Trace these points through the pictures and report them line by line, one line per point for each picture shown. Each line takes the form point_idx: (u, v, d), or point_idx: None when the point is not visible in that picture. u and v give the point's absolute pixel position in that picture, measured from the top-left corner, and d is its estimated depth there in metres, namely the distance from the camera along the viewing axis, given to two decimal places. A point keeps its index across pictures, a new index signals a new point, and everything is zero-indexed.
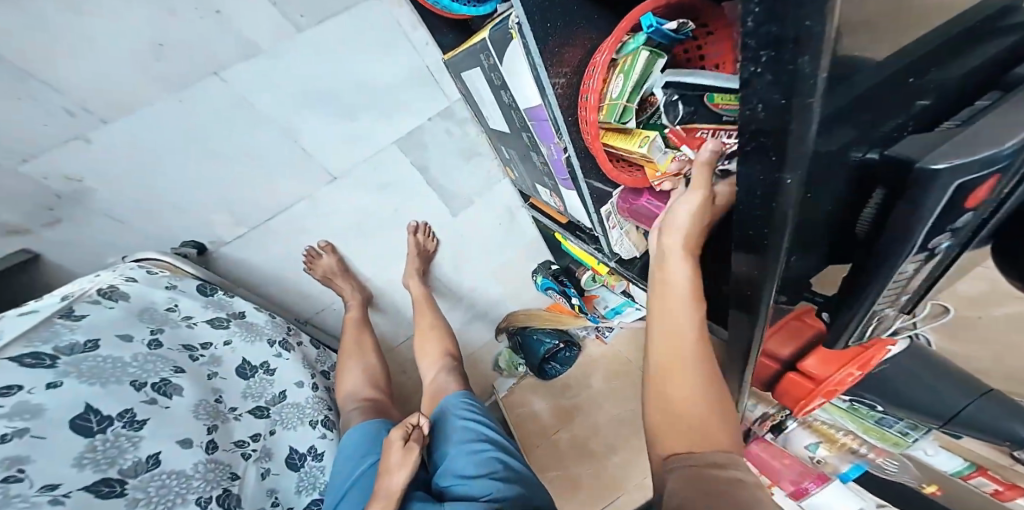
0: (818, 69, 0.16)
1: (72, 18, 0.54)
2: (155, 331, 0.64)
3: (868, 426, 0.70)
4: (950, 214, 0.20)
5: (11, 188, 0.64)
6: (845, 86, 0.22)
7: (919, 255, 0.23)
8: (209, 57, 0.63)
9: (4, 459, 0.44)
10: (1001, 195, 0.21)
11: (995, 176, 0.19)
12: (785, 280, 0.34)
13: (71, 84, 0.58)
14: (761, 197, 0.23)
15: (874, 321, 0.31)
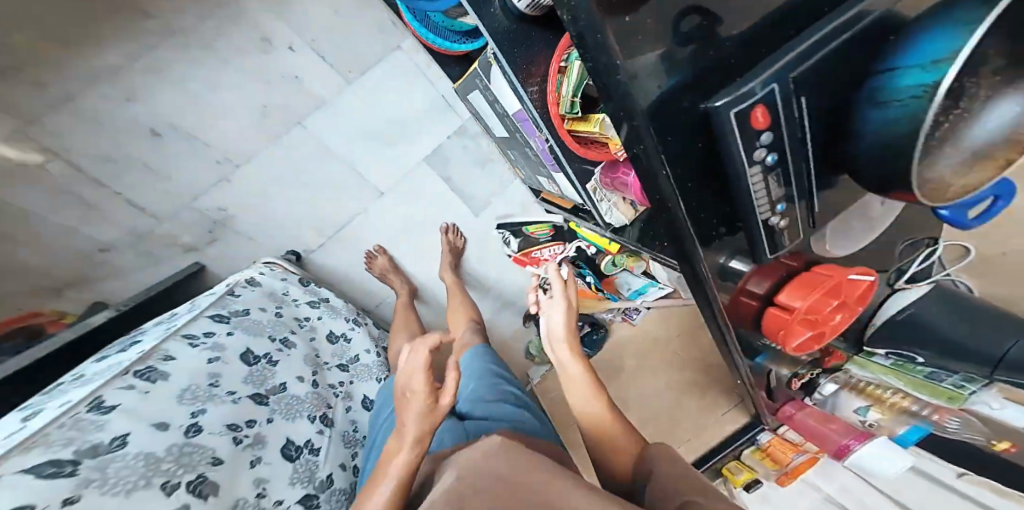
0: (616, 57, 0.29)
1: (211, 94, 0.85)
2: (278, 306, 0.86)
3: (918, 382, 0.72)
4: (751, 135, 0.30)
5: (188, 221, 0.93)
6: (699, 53, 0.30)
7: (756, 168, 0.32)
8: (294, 113, 0.91)
9: (208, 371, 0.64)
10: (791, 119, 0.30)
11: (767, 104, 0.29)
12: (718, 220, 0.39)
13: (221, 141, 0.89)
14: (635, 146, 0.35)
15: (777, 239, 0.39)
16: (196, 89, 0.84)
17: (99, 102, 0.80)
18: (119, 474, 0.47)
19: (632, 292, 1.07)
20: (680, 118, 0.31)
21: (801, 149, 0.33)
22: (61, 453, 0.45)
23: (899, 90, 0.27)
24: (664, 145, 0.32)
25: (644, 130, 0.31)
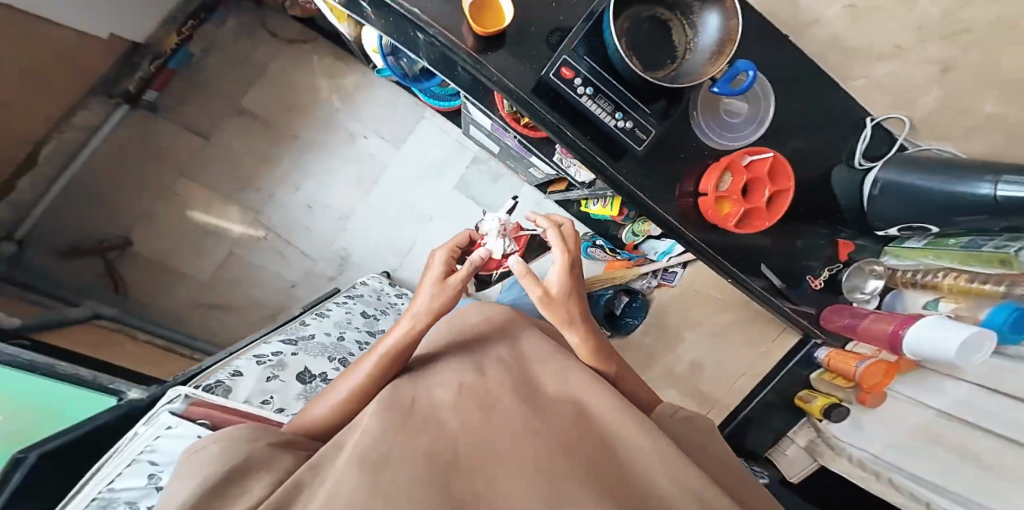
0: (491, 73, 0.60)
1: (332, 170, 1.31)
2: (377, 290, 1.17)
3: (961, 256, 0.64)
4: (567, 81, 0.57)
5: (326, 259, 1.34)
6: (534, 60, 0.61)
7: (586, 97, 0.58)
8: (373, 172, 1.32)
9: (344, 316, 0.93)
10: (584, 68, 0.57)
11: (566, 66, 0.57)
12: (600, 139, 0.63)
13: (339, 200, 1.32)
14: (527, 110, 0.62)
15: (635, 133, 0.61)
16: (319, 173, 1.31)
17: (280, 193, 1.32)
18: (312, 352, 0.75)
19: (659, 253, 1.24)
20: (540, 91, 0.61)
21: (607, 81, 0.58)
22: (290, 337, 0.77)
23: (611, 40, 0.53)
24: (537, 103, 0.61)
25: (522, 100, 0.61)
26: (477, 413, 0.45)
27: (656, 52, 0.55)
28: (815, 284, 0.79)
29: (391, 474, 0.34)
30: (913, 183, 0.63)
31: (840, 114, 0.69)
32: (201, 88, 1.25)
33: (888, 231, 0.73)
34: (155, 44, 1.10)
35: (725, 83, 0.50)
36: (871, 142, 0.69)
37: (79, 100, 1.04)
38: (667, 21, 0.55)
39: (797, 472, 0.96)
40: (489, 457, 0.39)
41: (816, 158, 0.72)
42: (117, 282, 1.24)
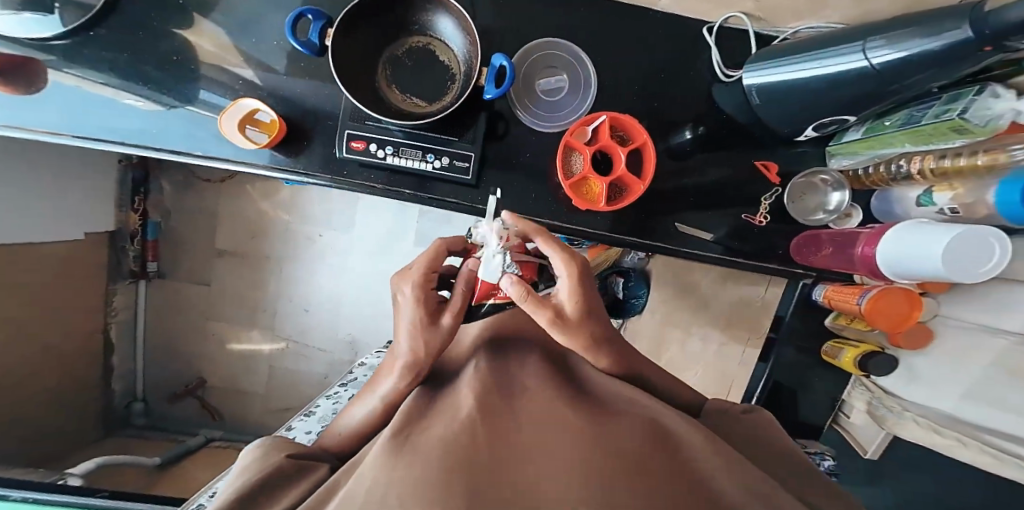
0: (300, 175, 0.59)
1: (303, 272, 1.32)
2: (369, 365, 1.16)
3: (905, 135, 0.44)
4: (364, 149, 0.58)
5: (337, 347, 1.36)
6: (329, 136, 0.60)
7: (391, 155, 0.58)
8: (336, 256, 1.31)
9: (327, 411, 0.97)
10: (374, 133, 0.58)
11: (355, 138, 0.58)
12: (428, 182, 0.61)
13: (319, 294, 1.33)
14: (349, 190, 0.60)
15: (453, 165, 0.60)
16: (298, 275, 1.33)
17: (275, 302, 1.34)
18: None
19: None
20: (356, 168, 0.60)
21: (401, 134, 0.58)
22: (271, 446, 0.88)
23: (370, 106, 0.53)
24: (355, 179, 0.60)
25: (339, 185, 0.60)
26: (497, 398, 0.38)
27: (423, 76, 0.56)
28: (757, 221, 0.65)
29: (420, 476, 0.27)
30: (787, 79, 0.51)
31: (671, 33, 0.64)
32: (180, 243, 1.31)
33: (808, 134, 0.58)
34: (125, 226, 1.21)
35: (491, 85, 0.51)
36: (724, 48, 0.63)
37: (108, 292, 1.21)
38: (425, 46, 0.56)
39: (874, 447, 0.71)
40: (518, 443, 0.31)
41: (679, 83, 0.65)
42: (213, 412, 1.36)
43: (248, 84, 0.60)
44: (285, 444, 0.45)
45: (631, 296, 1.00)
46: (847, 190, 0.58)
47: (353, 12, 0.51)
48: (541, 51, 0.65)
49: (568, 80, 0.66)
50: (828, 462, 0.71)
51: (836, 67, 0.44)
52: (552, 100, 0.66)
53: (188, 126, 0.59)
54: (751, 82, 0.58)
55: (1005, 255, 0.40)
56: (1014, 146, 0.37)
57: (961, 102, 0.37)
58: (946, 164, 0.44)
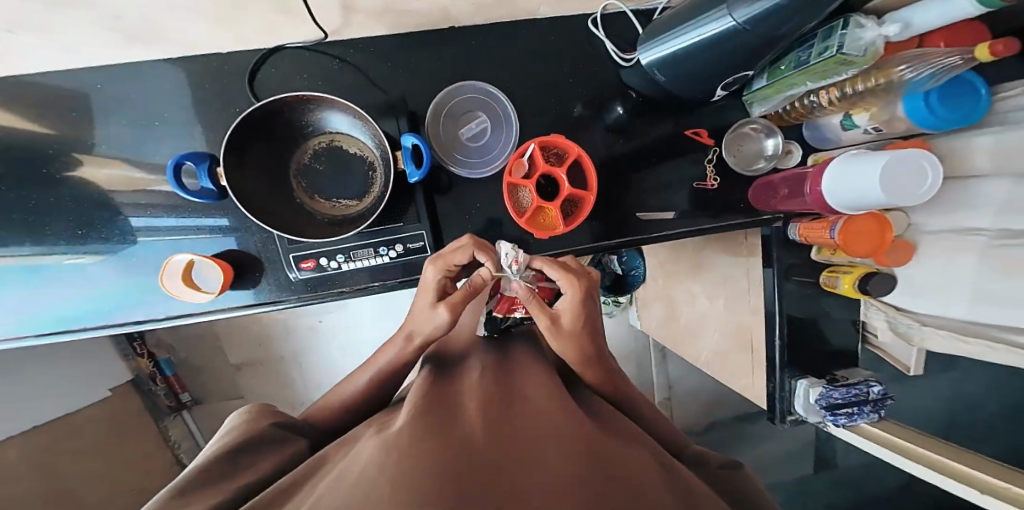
0: (255, 307, 0.59)
1: (321, 355, 1.37)
2: None
3: (811, 71, 0.47)
4: (315, 267, 0.55)
5: None
6: (274, 262, 0.58)
7: (347, 261, 0.55)
8: (346, 331, 1.36)
9: None
10: (319, 251, 0.54)
11: (303, 258, 0.54)
12: (385, 270, 0.60)
13: (343, 370, 1.38)
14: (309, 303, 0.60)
15: (404, 248, 0.59)
16: (317, 359, 1.38)
17: (306, 391, 1.40)
18: None
19: None
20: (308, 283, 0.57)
21: (348, 241, 0.55)
22: None
23: (302, 230, 0.49)
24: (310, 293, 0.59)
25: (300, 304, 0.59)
26: (491, 400, 0.38)
27: (341, 175, 0.51)
28: (710, 184, 0.65)
29: (407, 448, 0.27)
30: (678, 55, 0.53)
31: (559, 39, 0.63)
32: (200, 367, 1.36)
33: (721, 93, 0.59)
34: (140, 372, 1.24)
35: (413, 168, 0.48)
36: (613, 37, 0.62)
37: (162, 429, 1.26)
38: (329, 145, 0.50)
39: (913, 365, 0.64)
40: (507, 433, 0.31)
41: (588, 79, 0.64)
42: None
43: (158, 211, 0.57)
44: (274, 416, 0.46)
45: (629, 269, 1.14)
46: (777, 134, 0.60)
47: (234, 144, 0.42)
48: (458, 94, 0.61)
49: (488, 117, 0.64)
50: (874, 387, 0.68)
51: (713, 39, 0.48)
52: (480, 143, 0.64)
53: (121, 278, 0.57)
54: (651, 64, 0.58)
55: (938, 179, 0.40)
56: (902, 66, 0.42)
57: (838, 39, 0.42)
58: (858, 90, 0.46)
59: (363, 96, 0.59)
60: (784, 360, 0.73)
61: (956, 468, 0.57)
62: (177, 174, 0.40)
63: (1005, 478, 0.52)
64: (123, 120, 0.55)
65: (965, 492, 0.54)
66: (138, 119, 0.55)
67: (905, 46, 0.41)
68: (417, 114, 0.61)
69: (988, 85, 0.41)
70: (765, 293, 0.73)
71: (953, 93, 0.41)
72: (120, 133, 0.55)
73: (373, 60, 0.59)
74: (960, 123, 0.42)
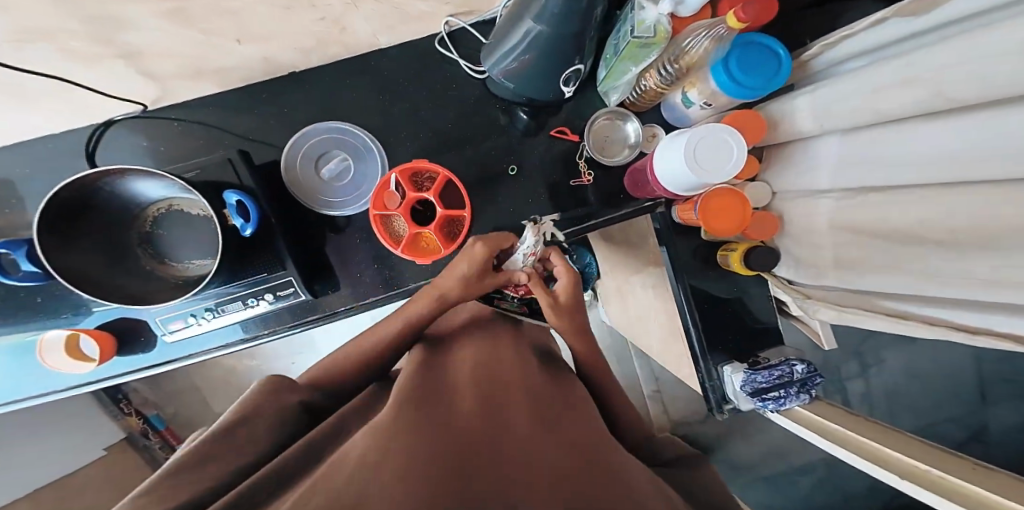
0: (148, 369, 0.60)
1: None
2: None
3: (623, 57, 0.43)
4: (189, 323, 0.56)
5: None
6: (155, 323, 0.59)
7: (219, 316, 0.56)
8: None
9: None
10: (190, 310, 0.55)
11: (175, 316, 0.55)
12: (266, 318, 0.59)
13: None
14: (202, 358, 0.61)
15: (277, 300, 0.57)
16: None
17: None
18: None
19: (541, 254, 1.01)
20: (194, 337, 0.58)
21: (215, 296, 0.55)
22: None
23: (153, 293, 0.49)
24: (198, 348, 0.60)
25: (191, 358, 0.60)
26: (498, 383, 0.35)
27: (188, 233, 0.52)
28: (586, 180, 0.64)
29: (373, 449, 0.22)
30: (511, 62, 0.53)
31: (414, 61, 0.62)
32: None
33: (570, 89, 0.58)
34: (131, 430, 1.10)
35: (243, 222, 0.49)
36: (465, 55, 0.62)
37: None
38: (167, 210, 0.51)
39: (822, 337, 0.60)
40: (526, 426, 0.27)
41: (450, 95, 0.63)
42: None
43: (37, 290, 0.57)
44: (277, 426, 0.34)
45: (583, 267, 1.10)
46: (633, 118, 0.60)
47: (53, 226, 0.41)
48: (317, 134, 0.61)
49: (349, 154, 0.63)
50: (797, 366, 0.64)
51: (531, 41, 0.48)
52: (348, 180, 0.63)
53: (12, 356, 0.58)
54: (496, 73, 0.56)
55: (744, 151, 0.38)
56: (688, 41, 0.40)
57: (630, 23, 0.40)
58: (677, 67, 0.43)
59: (220, 148, 0.59)
60: (703, 347, 0.70)
61: (887, 453, 0.50)
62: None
63: (935, 463, 0.46)
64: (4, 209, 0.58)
65: (893, 482, 0.47)
66: (15, 207, 0.58)
67: (697, 18, 0.39)
68: (279, 159, 0.61)
69: (782, 43, 0.37)
70: (669, 281, 0.71)
71: (745, 56, 0.37)
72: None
73: (225, 114, 0.59)
74: (774, 85, 0.38)
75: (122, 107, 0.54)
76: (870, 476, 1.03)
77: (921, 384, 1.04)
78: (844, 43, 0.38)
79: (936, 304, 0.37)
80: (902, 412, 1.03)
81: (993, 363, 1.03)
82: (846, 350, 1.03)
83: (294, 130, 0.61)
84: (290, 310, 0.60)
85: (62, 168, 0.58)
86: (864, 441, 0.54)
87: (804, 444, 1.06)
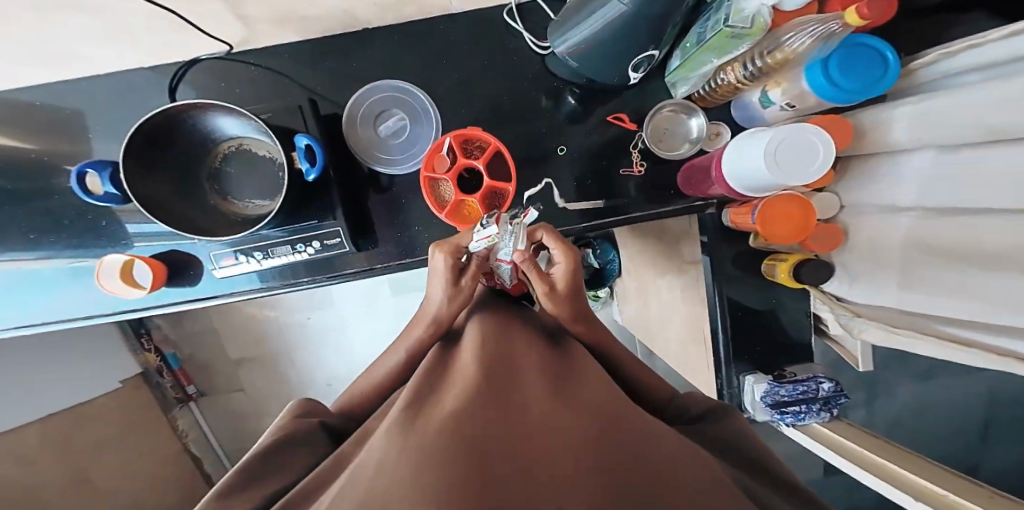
0: (192, 304, 0.62)
1: None
2: None
3: (706, 47, 0.41)
4: (240, 260, 0.58)
5: None
6: (204, 259, 0.60)
7: (267, 258, 0.59)
8: None
9: None
10: (240, 248, 0.57)
11: (226, 254, 0.57)
12: (310, 266, 0.61)
13: None
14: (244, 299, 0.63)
15: (324, 250, 0.59)
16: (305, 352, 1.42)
17: None
18: None
19: None
20: (240, 276, 0.61)
21: (268, 237, 0.57)
22: None
23: (208, 224, 0.54)
24: (242, 288, 0.62)
25: (233, 297, 0.62)
26: (508, 370, 0.35)
27: (250, 172, 0.57)
28: (638, 170, 0.63)
29: (381, 459, 0.23)
30: (582, 39, 0.51)
31: (482, 29, 0.61)
32: None
33: (637, 75, 0.56)
34: (148, 365, 1.12)
35: (309, 166, 0.52)
36: (534, 29, 0.60)
37: (170, 419, 1.13)
38: (238, 148, 0.57)
39: (861, 357, 0.61)
40: (529, 413, 0.27)
41: (512, 68, 0.62)
42: None
43: (105, 214, 0.60)
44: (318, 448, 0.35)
45: (605, 263, 1.11)
46: (699, 113, 0.59)
47: (136, 148, 0.48)
48: (375, 91, 0.61)
49: (407, 114, 0.63)
50: (824, 384, 0.64)
51: (611, 21, 0.46)
52: (403, 139, 0.63)
53: (71, 277, 0.60)
54: (563, 50, 0.55)
55: (828, 154, 0.37)
56: (786, 37, 0.38)
57: (725, 11, 0.37)
58: (768, 62, 0.40)
59: (281, 95, 0.60)
60: (728, 354, 0.70)
61: (902, 475, 0.50)
62: (82, 183, 0.51)
63: (950, 487, 0.45)
64: (68, 131, 0.58)
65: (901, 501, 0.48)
66: (79, 128, 0.59)
67: (802, 13, 0.37)
68: (337, 113, 0.61)
69: (892, 48, 0.36)
70: (705, 284, 0.71)
71: (852, 58, 0.36)
72: (60, 147, 0.59)
73: (292, 63, 0.59)
74: (875, 92, 0.36)
75: (209, 47, 0.55)
76: (867, 500, 1.03)
77: (933, 415, 1.03)
78: (956, 57, 0.37)
79: (1004, 335, 0.36)
80: (909, 443, 1.03)
81: (1011, 408, 1.01)
82: (862, 375, 1.02)
83: (355, 85, 0.61)
84: (333, 261, 0.61)
85: (130, 99, 0.59)
86: (877, 459, 0.54)
87: (806, 461, 1.06)
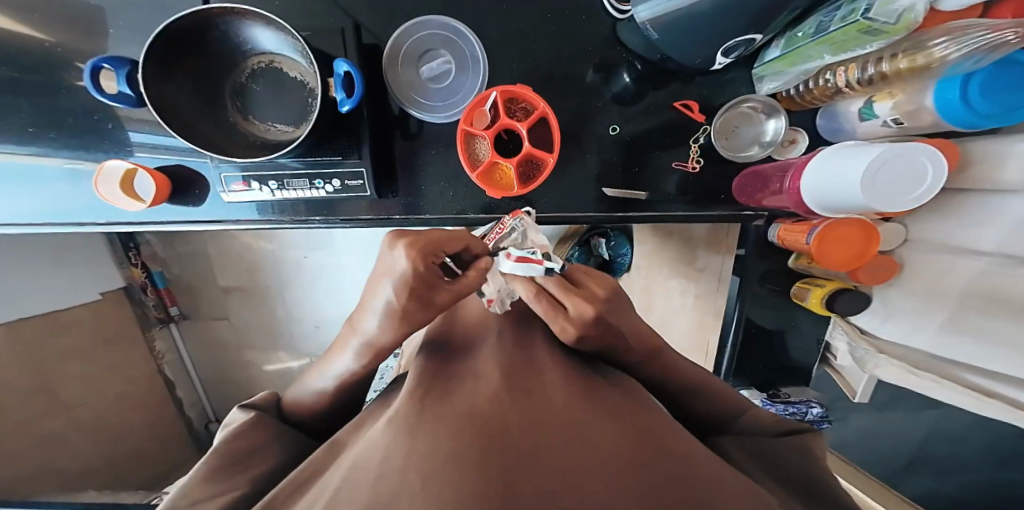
0: (192, 226, 0.57)
1: None
2: None
3: (827, 39, 0.37)
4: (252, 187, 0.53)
5: None
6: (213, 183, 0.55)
7: (281, 189, 0.54)
8: None
9: None
10: (253, 173, 0.52)
11: (237, 178, 0.52)
12: (322, 204, 0.57)
13: None
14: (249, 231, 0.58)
15: (342, 190, 0.55)
16: None
17: None
18: None
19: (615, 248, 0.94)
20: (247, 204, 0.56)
21: (286, 167, 0.52)
22: None
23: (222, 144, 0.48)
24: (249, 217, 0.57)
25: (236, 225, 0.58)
26: (532, 371, 0.33)
27: (277, 95, 0.51)
28: (691, 167, 0.59)
29: (402, 455, 0.21)
30: (672, 9, 0.45)
31: None
32: None
33: (721, 60, 0.51)
34: (133, 281, 1.07)
35: (343, 96, 0.46)
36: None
37: (148, 338, 1.10)
38: (267, 66, 0.50)
39: (858, 390, 0.60)
40: (559, 422, 0.25)
41: (582, 31, 0.57)
42: None
43: (111, 115, 0.54)
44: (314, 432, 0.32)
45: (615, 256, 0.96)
46: (779, 115, 0.55)
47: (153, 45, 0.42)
48: (424, 26, 0.55)
49: (454, 58, 0.57)
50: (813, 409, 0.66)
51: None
52: (445, 85, 0.58)
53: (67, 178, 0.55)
54: (645, 18, 0.49)
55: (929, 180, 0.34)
56: (935, 40, 0.34)
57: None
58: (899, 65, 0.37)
59: (322, 14, 0.53)
60: (734, 367, 0.70)
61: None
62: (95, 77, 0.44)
63: None
64: (75, 10, 0.51)
65: None
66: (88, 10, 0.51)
67: (960, 15, 0.34)
68: (380, 44, 0.55)
69: None
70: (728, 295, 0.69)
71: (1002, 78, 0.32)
72: (61, 27, 0.52)
73: None
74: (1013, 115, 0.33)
75: None
76: None
77: None
78: None
79: None
80: None
81: None
82: None
83: (404, 15, 0.54)
84: (348, 203, 0.57)
85: None
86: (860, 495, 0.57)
87: None
